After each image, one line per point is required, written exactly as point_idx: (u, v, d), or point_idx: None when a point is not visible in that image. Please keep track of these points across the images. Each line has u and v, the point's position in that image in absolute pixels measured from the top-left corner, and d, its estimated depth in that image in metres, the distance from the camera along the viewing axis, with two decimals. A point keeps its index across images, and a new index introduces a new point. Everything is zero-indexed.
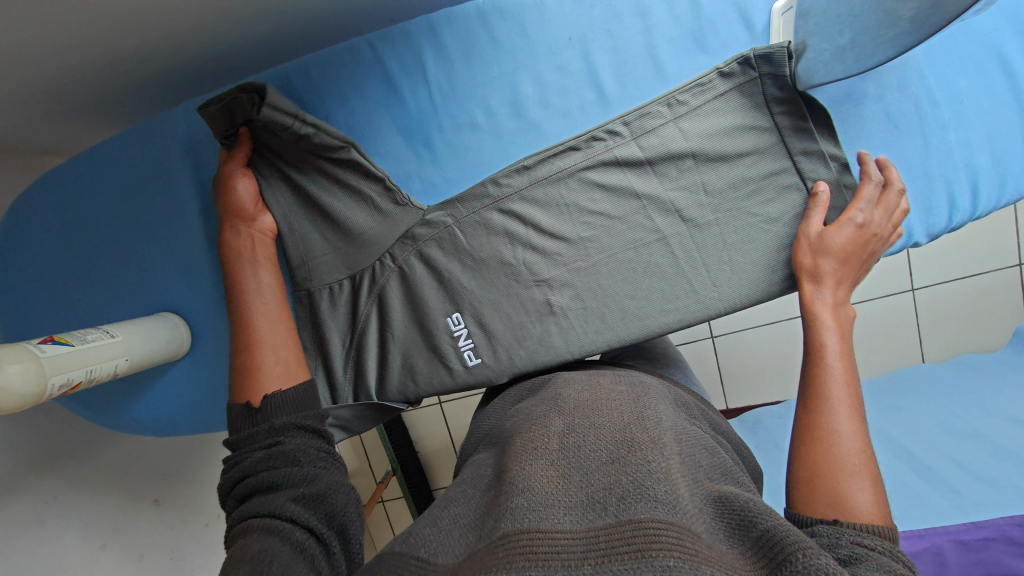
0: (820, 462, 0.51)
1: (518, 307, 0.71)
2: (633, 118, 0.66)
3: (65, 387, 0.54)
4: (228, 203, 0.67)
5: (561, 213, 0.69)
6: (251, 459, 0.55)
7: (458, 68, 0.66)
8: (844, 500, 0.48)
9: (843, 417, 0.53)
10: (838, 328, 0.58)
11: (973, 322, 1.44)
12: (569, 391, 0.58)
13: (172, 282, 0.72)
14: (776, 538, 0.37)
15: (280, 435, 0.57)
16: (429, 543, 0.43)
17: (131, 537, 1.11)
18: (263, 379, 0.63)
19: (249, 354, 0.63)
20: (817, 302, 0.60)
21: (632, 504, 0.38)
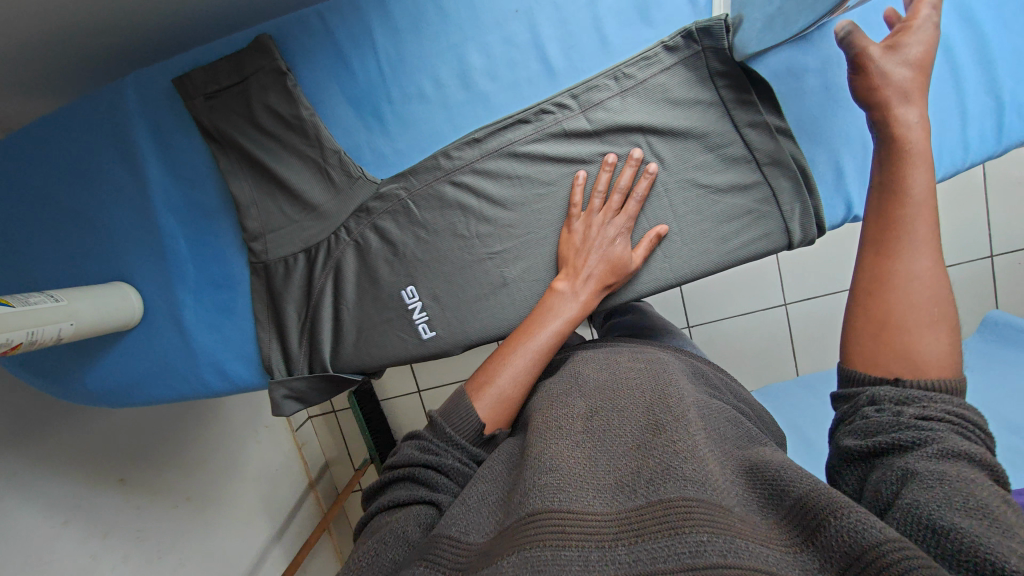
0: (893, 310, 0.51)
1: (472, 280, 0.72)
2: (581, 91, 0.66)
3: (4, 347, 0.54)
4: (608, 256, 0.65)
5: (513, 184, 0.69)
6: (450, 464, 0.53)
7: (407, 38, 0.67)
8: (916, 352, 0.49)
9: (920, 256, 0.51)
10: (924, 157, 0.53)
11: None
12: (588, 370, 0.60)
13: (123, 253, 0.72)
14: (810, 502, 0.37)
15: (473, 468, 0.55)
16: (460, 523, 0.43)
17: (95, 515, 1.10)
18: (493, 409, 0.59)
19: (504, 363, 0.62)
20: (903, 121, 0.53)
21: (663, 483, 0.39)
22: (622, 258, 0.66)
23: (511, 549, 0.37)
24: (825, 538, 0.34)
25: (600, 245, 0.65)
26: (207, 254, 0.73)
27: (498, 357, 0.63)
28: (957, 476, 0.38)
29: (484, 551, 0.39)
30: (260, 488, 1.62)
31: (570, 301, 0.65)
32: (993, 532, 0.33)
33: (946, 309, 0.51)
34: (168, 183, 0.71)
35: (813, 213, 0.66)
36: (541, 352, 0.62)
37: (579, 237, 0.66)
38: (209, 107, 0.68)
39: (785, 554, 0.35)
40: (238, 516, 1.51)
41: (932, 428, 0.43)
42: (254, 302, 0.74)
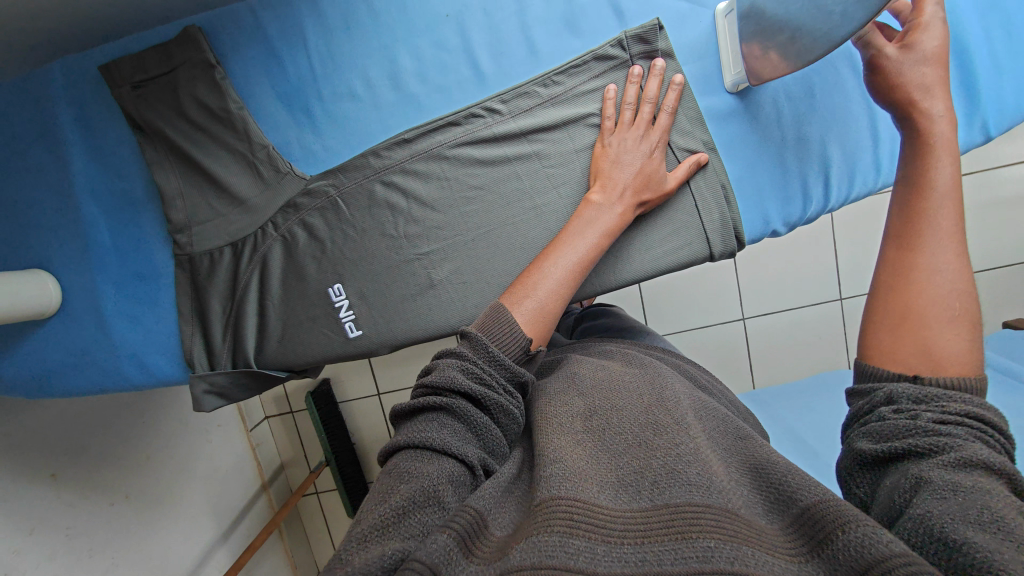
0: (913, 299, 0.50)
1: (400, 279, 0.72)
2: (510, 97, 0.67)
3: None
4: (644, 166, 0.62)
5: (443, 186, 0.70)
6: (490, 395, 0.50)
7: (340, 37, 0.67)
8: (933, 347, 0.48)
9: (940, 251, 0.51)
10: (947, 148, 0.54)
11: None
12: (581, 368, 0.61)
13: (45, 240, 0.71)
14: (817, 513, 0.37)
15: (510, 396, 0.51)
16: (483, 496, 0.41)
17: (21, 510, 1.07)
18: (528, 309, 0.56)
19: (540, 278, 0.58)
20: (931, 118, 0.54)
21: (667, 488, 0.40)
22: (658, 174, 0.63)
23: (524, 538, 0.36)
24: (833, 550, 0.35)
25: (633, 159, 0.62)
26: (132, 244, 0.72)
27: (532, 271, 0.59)
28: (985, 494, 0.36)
29: (503, 536, 0.38)
30: (205, 488, 1.60)
31: (604, 218, 0.61)
32: (1005, 546, 0.30)
33: (969, 304, 0.49)
34: (93, 171, 0.70)
35: (731, 225, 0.68)
36: (580, 261, 0.59)
37: (612, 150, 0.63)
38: (138, 95, 0.67)
39: (793, 561, 0.35)
40: (180, 516, 1.48)
41: (950, 435, 0.41)
42: (178, 294, 0.73)
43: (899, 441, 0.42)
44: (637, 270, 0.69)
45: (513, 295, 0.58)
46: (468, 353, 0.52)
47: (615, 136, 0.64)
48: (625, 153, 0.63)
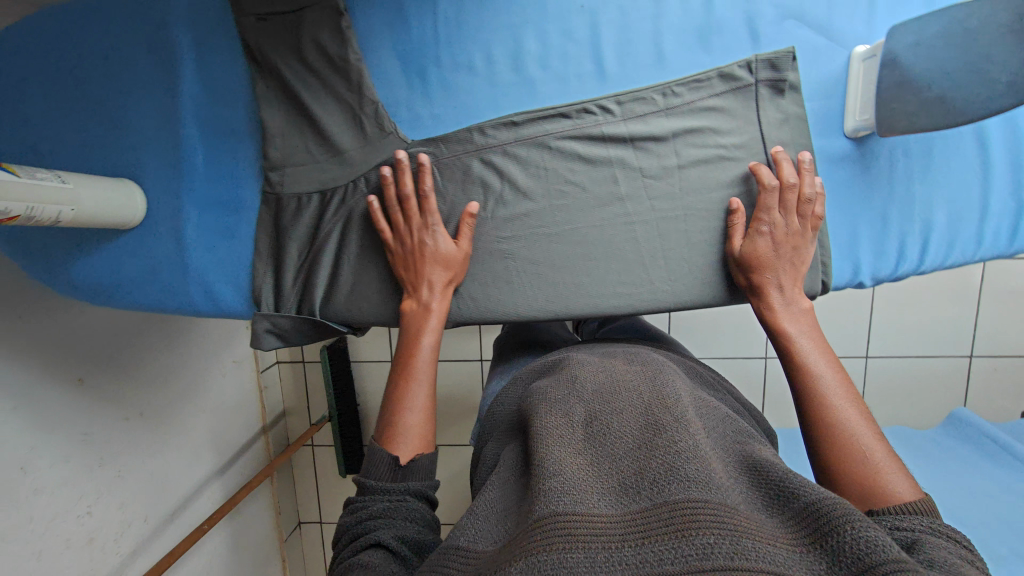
0: (842, 452, 0.53)
1: (477, 259, 0.72)
2: (627, 100, 0.67)
3: (3, 216, 0.54)
4: (439, 259, 0.67)
5: (539, 175, 0.70)
6: (377, 507, 0.59)
7: (470, 7, 0.66)
8: (876, 483, 0.51)
9: (849, 412, 0.56)
10: (817, 348, 0.62)
11: (915, 400, 1.50)
12: (588, 366, 0.63)
13: (139, 154, 0.71)
14: (819, 509, 0.39)
15: (409, 498, 0.61)
16: (480, 537, 0.47)
17: (45, 409, 1.06)
18: (404, 442, 0.64)
19: (398, 402, 0.66)
20: (781, 318, 0.64)
21: (667, 483, 0.41)
22: (453, 252, 0.68)
23: (520, 556, 0.39)
24: (836, 542, 0.37)
25: (431, 252, 0.67)
26: (222, 174, 0.73)
27: (389, 402, 0.67)
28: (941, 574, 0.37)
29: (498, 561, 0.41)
30: (212, 420, 1.61)
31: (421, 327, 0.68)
32: None
33: (878, 442, 0.53)
34: (200, 95, 0.70)
35: (819, 268, 0.68)
36: (419, 381, 0.67)
37: (421, 257, 0.68)
38: (260, 28, 0.67)
39: (794, 552, 0.37)
40: (185, 441, 1.49)
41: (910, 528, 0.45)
42: (258, 232, 0.74)
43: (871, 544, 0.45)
44: None
45: (381, 435, 0.65)
46: (361, 495, 0.62)
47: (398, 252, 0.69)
48: (431, 272, 0.68)
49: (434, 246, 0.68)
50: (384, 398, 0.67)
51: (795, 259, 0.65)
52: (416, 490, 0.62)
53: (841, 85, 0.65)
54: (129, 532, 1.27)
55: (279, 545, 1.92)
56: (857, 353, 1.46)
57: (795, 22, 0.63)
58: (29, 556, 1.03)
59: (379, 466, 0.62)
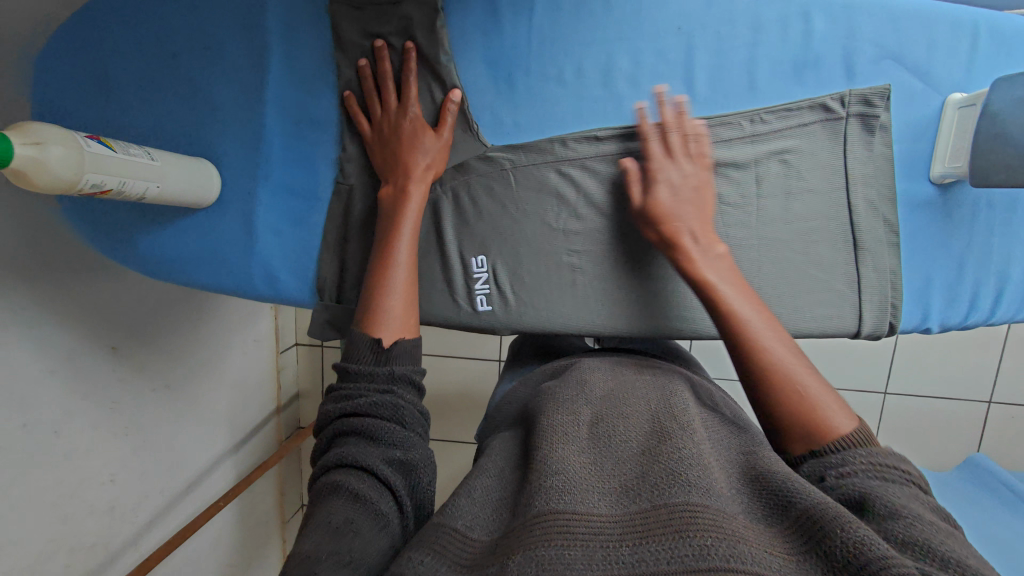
0: (788, 399, 0.50)
1: (544, 269, 0.72)
2: (714, 124, 0.66)
3: (96, 188, 0.54)
4: (410, 137, 0.66)
5: (615, 191, 0.69)
6: (363, 401, 0.55)
7: (566, 19, 0.66)
8: (817, 424, 0.49)
9: (776, 345, 0.53)
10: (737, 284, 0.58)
11: (930, 440, 1.49)
12: (596, 375, 0.63)
13: (218, 134, 0.71)
14: (814, 512, 0.39)
15: (396, 387, 0.57)
16: (466, 516, 0.45)
17: (81, 375, 1.05)
18: (388, 321, 0.60)
19: (381, 284, 0.62)
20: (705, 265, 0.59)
21: (668, 486, 0.41)
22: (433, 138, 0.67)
23: (518, 550, 0.38)
24: (829, 546, 0.36)
25: (410, 134, 0.66)
26: (297, 161, 0.73)
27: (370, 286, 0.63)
28: (899, 538, 0.37)
29: (492, 551, 0.41)
30: (232, 398, 1.60)
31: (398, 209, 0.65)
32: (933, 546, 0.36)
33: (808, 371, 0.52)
34: (287, 81, 0.71)
35: (889, 310, 0.68)
36: (399, 262, 0.63)
37: (405, 140, 0.66)
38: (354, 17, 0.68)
39: (788, 558, 0.37)
40: (205, 417, 1.48)
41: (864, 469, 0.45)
42: (327, 223, 0.75)
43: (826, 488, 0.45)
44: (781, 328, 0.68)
45: (362, 322, 0.60)
46: (344, 382, 0.58)
47: (378, 134, 0.68)
48: (409, 158, 0.66)
49: (413, 134, 0.67)
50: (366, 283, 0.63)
51: (700, 203, 0.62)
52: (400, 376, 0.58)
53: (933, 130, 0.65)
54: (147, 502, 1.27)
55: (280, 527, 1.92)
56: (874, 388, 1.45)
57: (892, 63, 0.64)
58: (52, 520, 1.02)
59: (362, 349, 0.58)
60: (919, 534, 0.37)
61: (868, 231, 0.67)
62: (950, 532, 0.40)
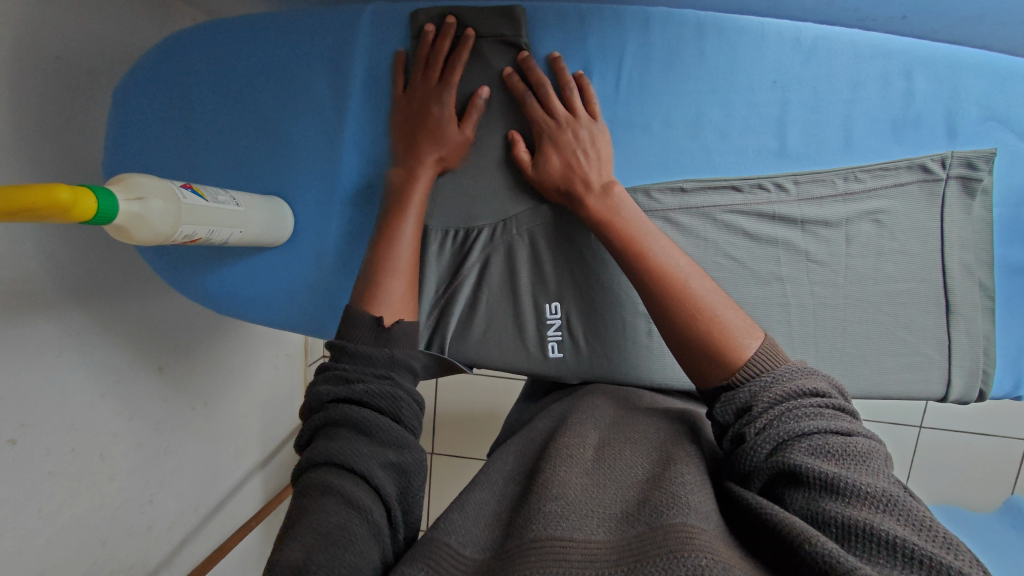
0: (696, 332, 0.54)
1: (618, 318, 0.71)
2: (806, 180, 0.65)
3: (187, 238, 0.53)
4: (433, 125, 0.66)
5: (697, 244, 0.66)
6: (361, 389, 0.49)
7: (656, 68, 0.64)
8: (728, 347, 0.53)
9: (694, 283, 0.56)
10: (635, 217, 0.60)
11: (968, 479, 1.44)
12: (604, 406, 0.64)
13: (293, 172, 0.71)
14: (789, 530, 0.39)
15: (398, 378, 0.52)
16: (459, 530, 0.45)
17: (128, 394, 1.04)
18: (384, 302, 0.58)
19: (381, 265, 0.60)
20: (608, 207, 0.61)
21: (665, 513, 0.42)
22: (454, 134, 0.66)
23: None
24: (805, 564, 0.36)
25: (434, 122, 0.66)
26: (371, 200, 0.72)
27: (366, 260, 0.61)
28: (837, 512, 0.39)
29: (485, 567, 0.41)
30: (265, 413, 1.59)
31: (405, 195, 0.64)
32: (894, 523, 0.37)
33: (716, 297, 0.56)
34: (366, 121, 0.70)
35: (980, 377, 0.66)
36: (401, 246, 0.62)
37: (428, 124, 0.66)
38: (432, 37, 0.65)
39: None
40: (239, 433, 1.47)
41: (816, 430, 0.45)
42: None
43: (784, 455, 0.44)
44: (865, 389, 0.66)
45: (358, 295, 0.58)
46: (340, 363, 0.52)
47: (409, 113, 0.67)
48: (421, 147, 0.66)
49: (440, 125, 0.66)
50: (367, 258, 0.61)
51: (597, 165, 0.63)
52: (398, 362, 0.53)
53: None
54: (182, 520, 1.26)
55: None
56: (909, 423, 1.42)
57: (998, 125, 0.63)
58: (94, 542, 1.01)
59: (362, 328, 0.54)
60: (856, 501, 0.39)
61: (965, 294, 0.65)
62: (871, 460, 0.43)
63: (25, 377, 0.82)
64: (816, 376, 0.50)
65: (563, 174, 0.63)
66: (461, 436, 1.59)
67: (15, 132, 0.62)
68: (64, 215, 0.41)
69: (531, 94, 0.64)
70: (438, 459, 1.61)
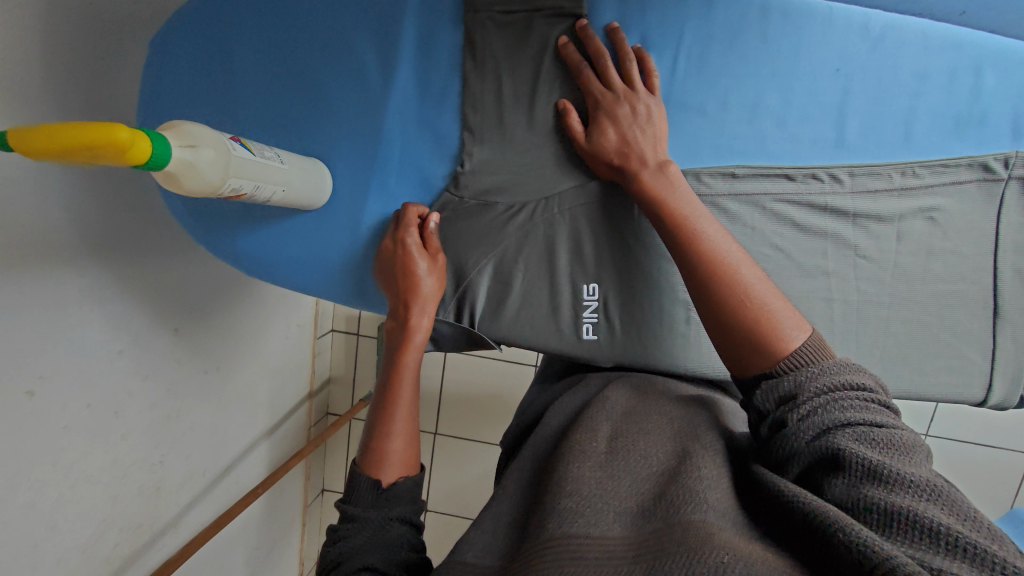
0: (738, 325, 0.53)
1: (657, 304, 0.70)
2: (861, 173, 0.63)
3: (234, 193, 0.52)
4: (405, 265, 0.66)
5: (743, 233, 0.64)
6: (361, 533, 0.54)
7: (718, 48, 0.62)
8: (772, 341, 0.51)
9: (745, 268, 0.55)
10: (684, 194, 0.59)
11: (969, 489, 1.44)
12: (618, 395, 0.63)
13: (331, 135, 0.69)
14: (818, 518, 0.38)
15: (396, 525, 0.55)
16: (476, 547, 0.47)
17: (144, 354, 1.03)
18: (386, 465, 0.58)
19: (378, 429, 0.60)
20: (657, 182, 0.59)
21: (682, 510, 0.41)
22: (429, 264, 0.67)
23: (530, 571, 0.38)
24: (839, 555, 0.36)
25: (407, 267, 0.66)
26: (411, 169, 0.71)
27: (370, 424, 0.61)
28: (882, 499, 0.38)
29: (502, 568, 0.42)
30: (272, 384, 1.58)
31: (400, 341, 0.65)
32: (938, 510, 0.36)
33: (765, 287, 0.54)
34: (410, 87, 0.68)
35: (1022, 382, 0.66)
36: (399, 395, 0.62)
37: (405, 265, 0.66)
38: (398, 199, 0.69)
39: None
40: (249, 401, 1.46)
41: (861, 422, 0.44)
42: None
43: (827, 443, 0.44)
44: (904, 389, 0.65)
45: (363, 462, 0.59)
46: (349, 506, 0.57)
47: (386, 261, 0.68)
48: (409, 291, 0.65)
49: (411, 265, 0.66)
50: (365, 432, 0.62)
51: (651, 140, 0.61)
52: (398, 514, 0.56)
53: None
54: (190, 483, 1.25)
55: (302, 517, 1.86)
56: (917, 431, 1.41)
57: None
58: (104, 500, 1.00)
59: (361, 489, 0.57)
60: (900, 488, 0.38)
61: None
62: (915, 453, 0.42)
63: (45, 328, 0.81)
64: (864, 373, 0.49)
65: (618, 149, 0.62)
66: (469, 418, 1.58)
67: (47, 73, 0.60)
68: (118, 157, 0.40)
69: (587, 65, 0.63)
70: (444, 439, 1.61)
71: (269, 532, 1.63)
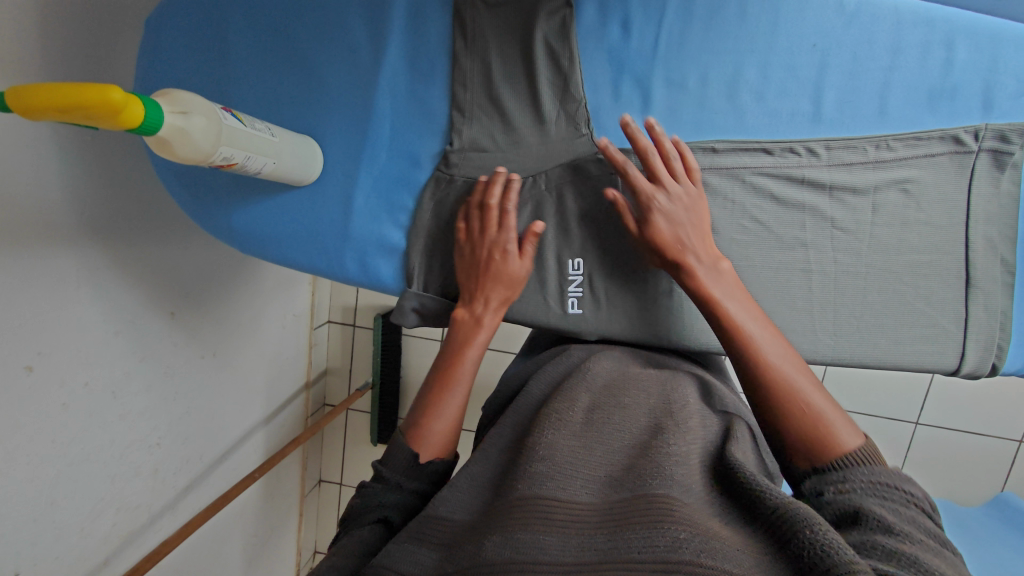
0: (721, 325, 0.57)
1: (640, 278, 0.72)
2: (837, 146, 0.65)
3: (225, 161, 0.53)
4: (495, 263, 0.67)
5: (723, 205, 0.66)
6: (386, 497, 0.57)
7: (698, 24, 0.64)
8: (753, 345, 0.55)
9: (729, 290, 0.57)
10: (740, 294, 0.60)
11: (956, 474, 1.46)
12: (599, 365, 0.64)
13: (322, 112, 0.70)
14: (784, 513, 0.39)
15: (418, 500, 0.58)
16: (450, 502, 0.48)
17: (141, 335, 1.04)
18: (430, 441, 0.60)
19: (431, 406, 0.62)
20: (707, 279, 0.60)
21: (649, 482, 0.42)
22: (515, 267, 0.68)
23: (496, 530, 0.40)
24: (798, 548, 0.37)
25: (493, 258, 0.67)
26: (401, 147, 0.73)
27: (424, 392, 0.63)
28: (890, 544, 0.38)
29: (472, 524, 0.44)
30: (269, 371, 1.59)
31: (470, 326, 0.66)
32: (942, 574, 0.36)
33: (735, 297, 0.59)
34: (399, 65, 0.70)
35: (994, 350, 0.68)
36: (460, 383, 0.63)
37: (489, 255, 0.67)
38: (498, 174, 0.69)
39: (752, 555, 0.38)
40: (245, 388, 1.48)
41: (900, 501, 0.43)
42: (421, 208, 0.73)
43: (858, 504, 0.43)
44: (879, 357, 0.67)
45: (408, 428, 0.61)
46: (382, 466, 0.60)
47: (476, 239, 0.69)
48: (490, 290, 0.67)
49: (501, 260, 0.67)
50: (417, 399, 0.64)
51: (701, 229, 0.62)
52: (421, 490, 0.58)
53: None
54: (186, 468, 1.27)
55: (300, 507, 1.88)
56: (904, 419, 1.43)
57: None
58: (102, 479, 1.02)
59: (398, 458, 0.59)
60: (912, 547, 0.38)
61: (1002, 261, 0.66)
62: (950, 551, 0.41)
63: (42, 306, 0.82)
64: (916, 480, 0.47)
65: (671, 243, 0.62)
66: None
67: (45, 49, 0.61)
68: (112, 119, 0.42)
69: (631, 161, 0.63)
70: None
71: (266, 519, 1.65)
